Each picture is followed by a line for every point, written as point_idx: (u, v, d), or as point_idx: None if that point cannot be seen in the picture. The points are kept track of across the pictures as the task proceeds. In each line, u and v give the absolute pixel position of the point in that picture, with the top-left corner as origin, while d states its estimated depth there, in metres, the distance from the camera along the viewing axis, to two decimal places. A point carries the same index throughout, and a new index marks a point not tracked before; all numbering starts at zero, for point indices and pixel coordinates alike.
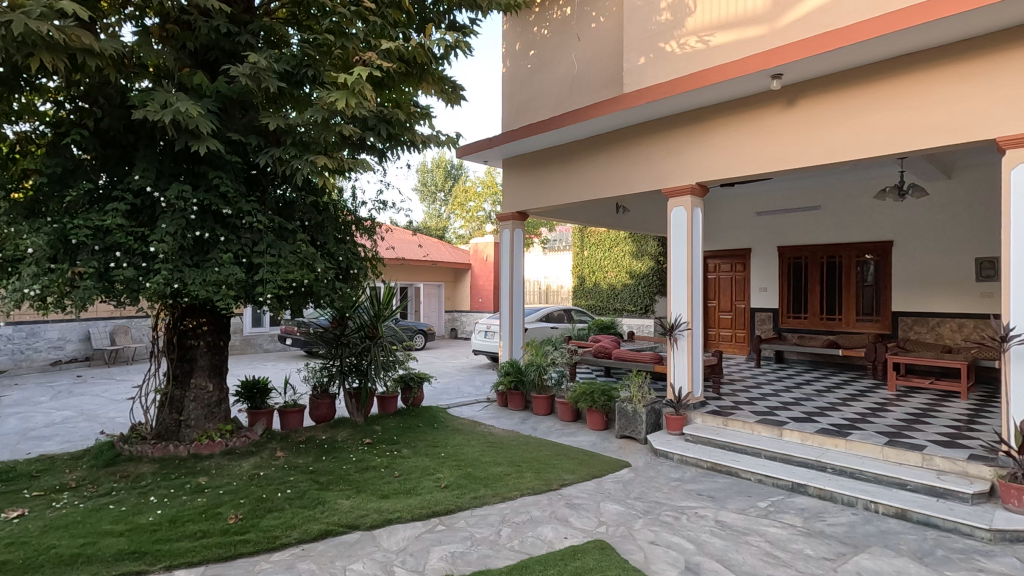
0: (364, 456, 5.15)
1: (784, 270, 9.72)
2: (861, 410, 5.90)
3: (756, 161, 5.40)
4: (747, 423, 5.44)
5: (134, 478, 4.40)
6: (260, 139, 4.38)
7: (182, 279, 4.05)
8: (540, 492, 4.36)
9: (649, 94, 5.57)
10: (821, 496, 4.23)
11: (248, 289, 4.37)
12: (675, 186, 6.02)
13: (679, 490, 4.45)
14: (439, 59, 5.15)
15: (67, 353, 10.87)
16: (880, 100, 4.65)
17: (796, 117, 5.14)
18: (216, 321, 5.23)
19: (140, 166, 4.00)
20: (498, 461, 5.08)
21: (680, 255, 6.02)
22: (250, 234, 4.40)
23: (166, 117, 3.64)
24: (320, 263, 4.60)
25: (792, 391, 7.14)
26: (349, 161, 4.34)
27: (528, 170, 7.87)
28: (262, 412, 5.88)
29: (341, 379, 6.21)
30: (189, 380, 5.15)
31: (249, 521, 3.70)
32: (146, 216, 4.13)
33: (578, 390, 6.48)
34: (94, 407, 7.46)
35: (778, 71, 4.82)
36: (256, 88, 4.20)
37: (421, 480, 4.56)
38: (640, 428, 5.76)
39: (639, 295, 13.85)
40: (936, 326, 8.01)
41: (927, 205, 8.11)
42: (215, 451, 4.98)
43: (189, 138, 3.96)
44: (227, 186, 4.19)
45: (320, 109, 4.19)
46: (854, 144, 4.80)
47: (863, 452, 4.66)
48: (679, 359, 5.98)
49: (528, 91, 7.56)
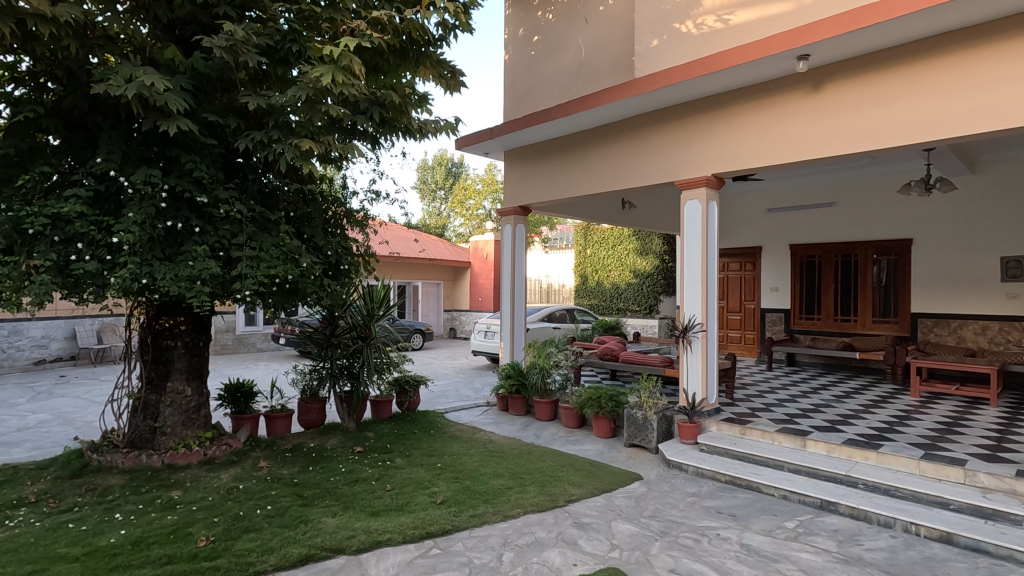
0: (354, 467, 4.77)
1: (796, 270, 9.37)
2: (885, 418, 5.53)
3: (778, 149, 5.01)
4: (766, 433, 5.04)
5: (100, 493, 4.03)
6: (240, 121, 3.98)
7: (151, 273, 3.66)
8: (546, 510, 3.97)
9: (661, 79, 5.20)
10: (854, 515, 3.84)
11: (225, 285, 3.96)
12: (688, 178, 5.63)
13: (696, 507, 4.07)
14: (438, 41, 4.92)
15: (51, 353, 10.50)
16: (917, 83, 4.28)
17: (821, 101, 4.76)
18: (195, 321, 4.83)
19: (103, 147, 3.58)
20: (499, 473, 4.70)
21: (694, 251, 5.61)
22: (228, 226, 3.98)
23: (128, 91, 3.23)
24: (306, 257, 4.21)
25: (808, 396, 6.77)
26: (339, 145, 4.00)
27: (531, 162, 7.48)
28: (246, 417, 5.46)
29: (331, 382, 5.81)
30: (164, 384, 4.73)
31: (221, 544, 3.32)
32: (112, 205, 3.72)
33: (583, 394, 6.09)
34: (71, 410, 7.07)
35: (805, 51, 4.45)
36: (235, 63, 3.82)
37: (415, 495, 4.17)
38: (652, 437, 5.37)
39: (643, 294, 13.48)
40: (958, 328, 7.62)
41: (950, 201, 7.72)
42: (192, 462, 4.60)
43: (157, 117, 3.55)
44: (201, 171, 3.77)
45: (305, 86, 3.79)
46: (889, 131, 4.41)
47: (897, 466, 4.27)
48: (693, 361, 5.59)
49: (531, 79, 7.18)
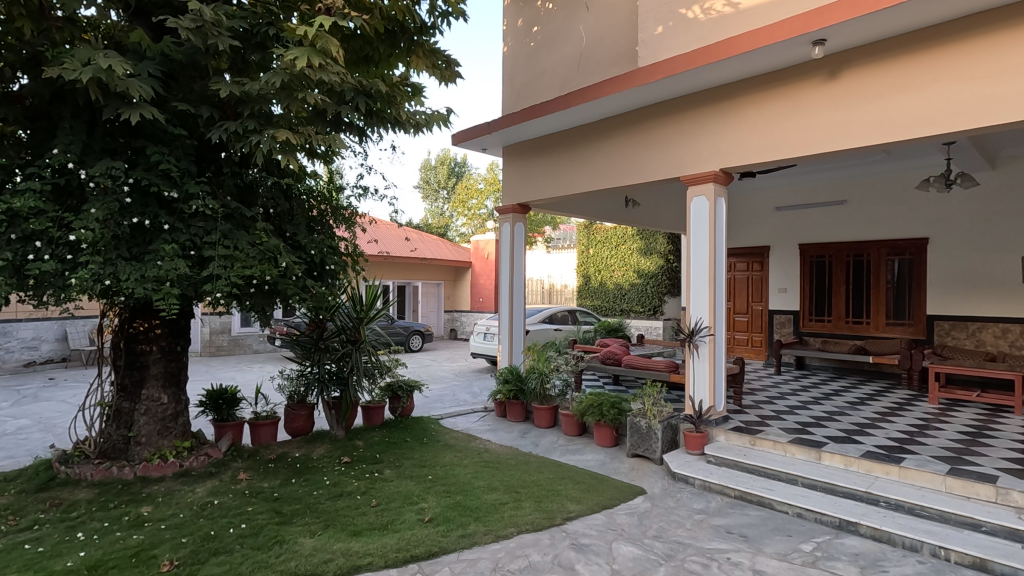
0: (339, 479, 4.49)
1: (805, 270, 9.06)
2: (904, 428, 5.21)
3: (791, 142, 4.71)
4: (778, 443, 4.74)
5: (65, 508, 3.77)
6: (213, 111, 3.70)
7: (115, 274, 3.40)
8: (542, 529, 3.68)
9: (666, 67, 4.91)
10: (876, 537, 3.53)
11: (195, 285, 3.68)
12: (695, 174, 5.33)
13: (704, 527, 3.77)
14: (430, 29, 4.65)
15: (42, 354, 10.30)
16: (944, 68, 3.95)
17: (837, 90, 4.46)
18: (171, 324, 4.56)
19: (62, 137, 3.30)
20: (493, 486, 4.42)
21: (701, 250, 5.31)
22: (200, 222, 3.71)
23: (83, 75, 2.95)
24: (285, 257, 3.92)
25: (821, 402, 6.46)
26: (320, 136, 3.73)
27: (531, 157, 7.18)
28: (229, 425, 5.20)
29: (319, 388, 5.53)
30: (139, 392, 4.47)
31: (186, 569, 3.05)
32: (74, 199, 3.45)
33: (584, 401, 5.78)
34: (54, 415, 6.82)
35: (821, 35, 4.14)
36: (208, 47, 3.55)
37: (402, 512, 3.89)
38: (656, 447, 5.07)
39: (648, 295, 13.14)
40: (976, 331, 7.28)
41: (968, 198, 7.38)
42: (167, 474, 4.34)
43: (120, 105, 3.28)
44: (170, 164, 3.50)
45: (281, 72, 3.51)
46: (913, 120, 4.09)
47: (921, 482, 3.96)
48: (699, 367, 5.29)
49: (531, 71, 6.90)
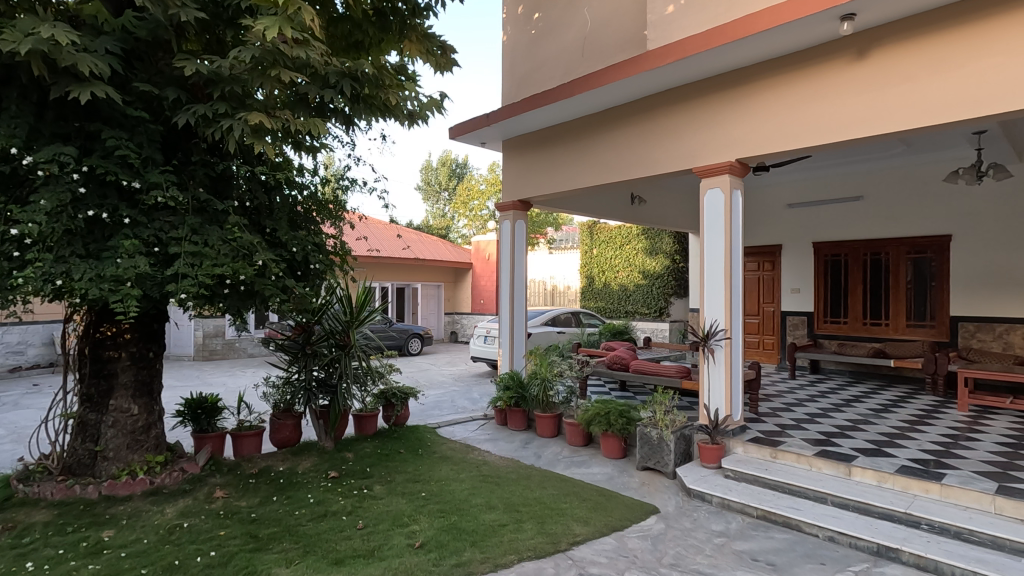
0: (325, 497, 4.11)
1: (820, 269, 8.69)
2: (937, 438, 4.82)
3: (815, 129, 4.33)
4: (802, 457, 4.36)
5: (17, 533, 3.40)
6: (180, 93, 3.35)
7: (69, 273, 3.05)
8: (545, 556, 3.30)
9: (679, 48, 4.54)
10: (921, 566, 3.14)
11: (159, 285, 3.31)
12: (709, 164, 4.95)
13: (726, 553, 3.38)
14: (425, 10, 4.25)
15: (28, 359, 9.96)
16: (991, 42, 3.56)
17: (865, 71, 4.08)
18: (143, 329, 4.19)
19: (5, 120, 2.94)
20: (492, 505, 4.04)
21: (715, 247, 4.93)
22: (166, 217, 3.38)
23: (21, 46, 2.59)
24: (261, 253, 3.55)
25: (842, 409, 6.07)
26: (299, 121, 3.37)
27: (532, 151, 6.83)
28: (209, 437, 4.84)
29: (307, 396, 5.15)
30: (106, 403, 4.11)
31: None
32: (23, 190, 3.08)
33: (590, 410, 5.39)
34: (29, 424, 6.46)
35: (851, 9, 3.77)
36: (172, 21, 3.21)
37: (390, 536, 3.51)
38: (669, 460, 4.68)
39: (654, 296, 12.75)
40: (1004, 333, 6.87)
41: (995, 192, 6.98)
42: (135, 492, 3.97)
43: (70, 83, 2.93)
44: (129, 149, 3.15)
45: (254, 46, 3.15)
46: (954, 101, 3.70)
47: (966, 502, 3.57)
48: (715, 373, 4.91)
49: (532, 60, 6.54)
